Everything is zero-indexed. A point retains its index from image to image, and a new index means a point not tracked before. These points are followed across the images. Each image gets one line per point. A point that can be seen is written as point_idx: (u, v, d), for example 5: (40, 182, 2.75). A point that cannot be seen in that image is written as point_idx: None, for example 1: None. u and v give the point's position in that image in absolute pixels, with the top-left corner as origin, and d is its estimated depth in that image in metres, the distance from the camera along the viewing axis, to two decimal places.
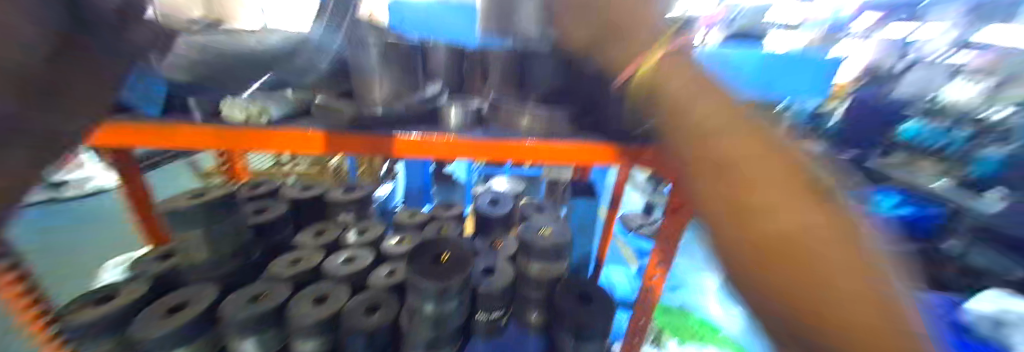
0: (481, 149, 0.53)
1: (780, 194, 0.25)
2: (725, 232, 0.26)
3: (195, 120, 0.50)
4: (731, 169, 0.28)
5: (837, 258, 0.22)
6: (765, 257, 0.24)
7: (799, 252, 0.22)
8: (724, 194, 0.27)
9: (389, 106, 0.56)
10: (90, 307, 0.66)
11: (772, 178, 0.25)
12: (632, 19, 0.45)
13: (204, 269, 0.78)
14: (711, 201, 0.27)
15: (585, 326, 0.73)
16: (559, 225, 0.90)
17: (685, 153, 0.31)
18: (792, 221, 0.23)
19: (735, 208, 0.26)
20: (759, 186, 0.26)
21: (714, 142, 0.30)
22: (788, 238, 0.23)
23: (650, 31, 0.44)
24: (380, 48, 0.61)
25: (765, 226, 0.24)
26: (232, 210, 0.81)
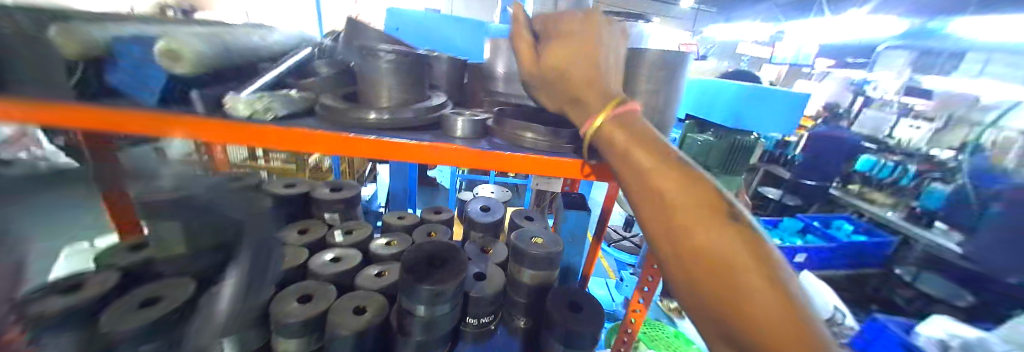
0: (489, 162, 0.55)
1: (694, 216, 0.35)
2: (674, 250, 0.36)
3: (197, 110, 0.48)
4: (673, 201, 0.37)
5: (729, 257, 0.33)
6: (701, 267, 0.34)
7: (720, 264, 0.33)
8: (671, 222, 0.37)
9: (397, 112, 0.55)
10: (63, 297, 0.65)
11: (703, 211, 0.35)
12: (589, 93, 0.45)
13: (184, 263, 0.75)
14: (663, 227, 0.37)
15: (574, 334, 0.75)
16: (551, 235, 0.93)
17: (640, 185, 0.39)
18: (718, 242, 0.33)
19: (681, 234, 0.36)
20: (694, 214, 0.36)
21: (658, 177, 0.38)
22: (715, 255, 0.33)
23: (603, 101, 0.44)
24: (394, 58, 0.54)
25: (702, 248, 0.34)
26: (215, 204, 0.76)
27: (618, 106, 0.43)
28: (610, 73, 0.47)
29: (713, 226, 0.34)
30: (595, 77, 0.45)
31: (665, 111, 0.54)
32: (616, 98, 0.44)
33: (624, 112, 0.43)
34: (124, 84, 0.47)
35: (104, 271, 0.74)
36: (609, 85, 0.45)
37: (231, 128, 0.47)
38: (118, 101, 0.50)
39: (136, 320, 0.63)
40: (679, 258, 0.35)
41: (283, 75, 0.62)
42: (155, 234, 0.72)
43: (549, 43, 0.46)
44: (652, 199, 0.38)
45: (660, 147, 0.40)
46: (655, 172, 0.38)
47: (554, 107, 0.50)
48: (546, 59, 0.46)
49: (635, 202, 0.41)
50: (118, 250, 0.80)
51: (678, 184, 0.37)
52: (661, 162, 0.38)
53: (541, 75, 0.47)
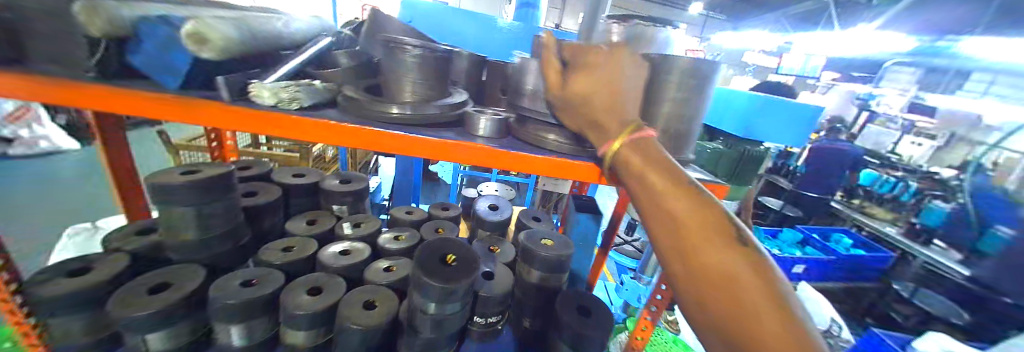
0: (513, 160, 0.53)
1: (704, 238, 0.35)
2: (685, 270, 0.36)
3: (223, 97, 0.47)
4: (684, 221, 0.36)
5: (735, 278, 0.33)
6: (712, 290, 0.34)
7: (730, 285, 0.33)
8: (683, 242, 0.36)
9: (419, 108, 0.55)
10: (72, 280, 0.64)
11: (713, 229, 0.35)
12: (610, 120, 0.44)
13: (195, 249, 0.75)
14: (675, 248, 0.37)
15: (582, 338, 0.75)
16: (561, 238, 0.94)
17: (651, 205, 0.39)
18: (727, 265, 0.33)
19: (691, 254, 0.35)
20: (704, 235, 0.35)
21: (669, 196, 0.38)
22: (726, 276, 0.33)
23: (619, 126, 0.44)
24: (419, 53, 0.53)
25: (712, 268, 0.34)
26: (227, 192, 0.75)
27: (635, 132, 0.43)
28: (637, 83, 0.46)
29: (721, 248, 0.34)
30: (616, 104, 0.44)
31: (693, 120, 0.52)
32: (632, 124, 0.44)
33: (639, 137, 0.43)
34: (148, 67, 0.46)
35: (114, 253, 0.73)
36: (628, 111, 0.45)
37: (247, 114, 0.46)
38: (140, 85, 0.49)
39: (147, 305, 0.63)
40: (693, 279, 0.35)
41: (305, 65, 0.61)
42: (166, 219, 0.72)
43: (573, 74, 0.45)
44: (662, 218, 0.38)
45: (672, 167, 0.40)
46: (666, 192, 0.38)
47: (575, 129, 0.49)
48: (571, 91, 0.45)
49: (645, 220, 0.40)
50: (127, 233, 0.80)
51: (689, 205, 0.36)
52: (672, 182, 0.38)
53: (566, 106, 0.46)
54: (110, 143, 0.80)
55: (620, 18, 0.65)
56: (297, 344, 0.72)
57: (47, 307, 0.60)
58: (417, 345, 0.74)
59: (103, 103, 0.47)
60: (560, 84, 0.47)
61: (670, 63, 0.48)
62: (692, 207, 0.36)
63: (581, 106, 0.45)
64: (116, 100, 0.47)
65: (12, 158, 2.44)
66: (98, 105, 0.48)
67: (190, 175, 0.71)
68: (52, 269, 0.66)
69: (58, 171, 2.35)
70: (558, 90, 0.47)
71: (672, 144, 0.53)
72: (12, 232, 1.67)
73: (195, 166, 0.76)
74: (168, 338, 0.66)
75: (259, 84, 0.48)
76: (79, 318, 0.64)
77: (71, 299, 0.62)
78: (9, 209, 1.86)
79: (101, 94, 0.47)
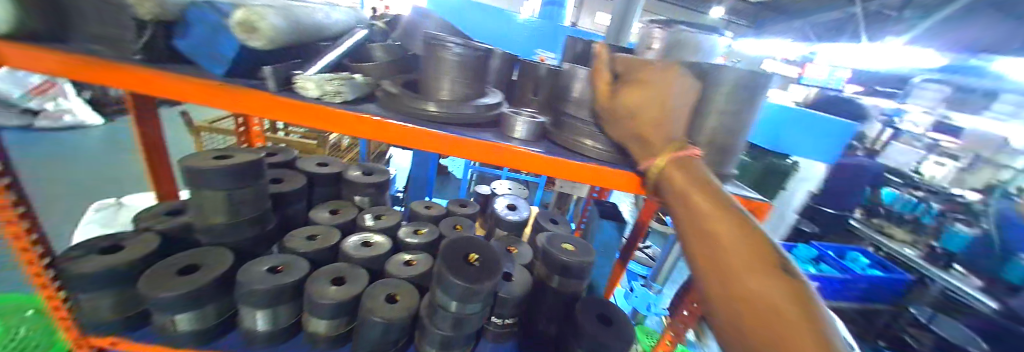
0: (545, 165, 0.52)
1: (748, 264, 0.33)
2: (721, 299, 0.34)
3: (270, 88, 0.47)
4: (725, 247, 0.35)
5: (775, 309, 0.30)
6: (750, 325, 0.31)
7: (769, 317, 0.30)
8: (718, 270, 0.35)
9: (458, 107, 0.54)
10: (104, 257, 0.65)
11: (748, 256, 0.34)
12: (655, 136, 0.44)
13: (223, 233, 0.77)
14: (713, 275, 0.35)
15: (602, 346, 0.74)
16: (581, 243, 0.93)
17: (690, 230, 0.39)
18: (765, 291, 0.32)
19: (729, 279, 0.34)
20: (745, 262, 0.34)
21: (709, 219, 0.37)
22: (765, 308, 0.31)
23: (663, 144, 0.44)
24: (460, 51, 0.52)
25: (750, 297, 0.32)
26: (256, 178, 0.76)
27: (681, 150, 0.43)
28: (687, 96, 0.45)
29: (763, 275, 0.32)
30: (663, 120, 0.44)
31: (739, 135, 0.50)
32: (679, 142, 0.43)
33: (685, 156, 0.42)
34: (192, 51, 0.45)
35: (144, 232, 0.75)
36: (674, 128, 0.44)
37: (288, 105, 0.46)
38: (180, 68, 0.49)
39: (177, 286, 0.64)
40: (729, 307, 0.33)
41: (341, 59, 0.61)
42: (196, 202, 0.73)
43: (625, 87, 0.47)
44: (702, 238, 0.37)
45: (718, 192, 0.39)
46: (709, 213, 0.37)
47: (619, 141, 0.49)
48: (620, 103, 0.46)
49: (686, 244, 0.40)
50: (157, 213, 0.81)
51: (733, 228, 0.36)
52: (718, 204, 0.38)
53: (613, 117, 0.48)
54: (143, 122, 0.82)
55: (663, 23, 0.62)
56: (319, 332, 0.73)
57: (81, 283, 0.61)
58: (435, 342, 0.74)
59: (127, 81, 0.45)
60: (611, 95, 0.48)
61: (721, 74, 0.46)
62: (737, 233, 0.35)
63: (628, 120, 0.46)
64: (143, 79, 0.45)
65: (39, 130, 2.51)
66: (122, 84, 0.46)
67: (222, 160, 0.72)
68: (86, 245, 0.67)
69: (82, 145, 2.42)
70: (609, 100, 0.48)
71: (715, 157, 0.51)
72: (41, 203, 1.73)
73: (227, 151, 0.77)
74: (196, 319, 0.67)
75: (305, 76, 0.48)
76: (109, 296, 0.64)
77: (106, 277, 0.63)
78: (35, 180, 1.91)
79: (141, 75, 0.45)
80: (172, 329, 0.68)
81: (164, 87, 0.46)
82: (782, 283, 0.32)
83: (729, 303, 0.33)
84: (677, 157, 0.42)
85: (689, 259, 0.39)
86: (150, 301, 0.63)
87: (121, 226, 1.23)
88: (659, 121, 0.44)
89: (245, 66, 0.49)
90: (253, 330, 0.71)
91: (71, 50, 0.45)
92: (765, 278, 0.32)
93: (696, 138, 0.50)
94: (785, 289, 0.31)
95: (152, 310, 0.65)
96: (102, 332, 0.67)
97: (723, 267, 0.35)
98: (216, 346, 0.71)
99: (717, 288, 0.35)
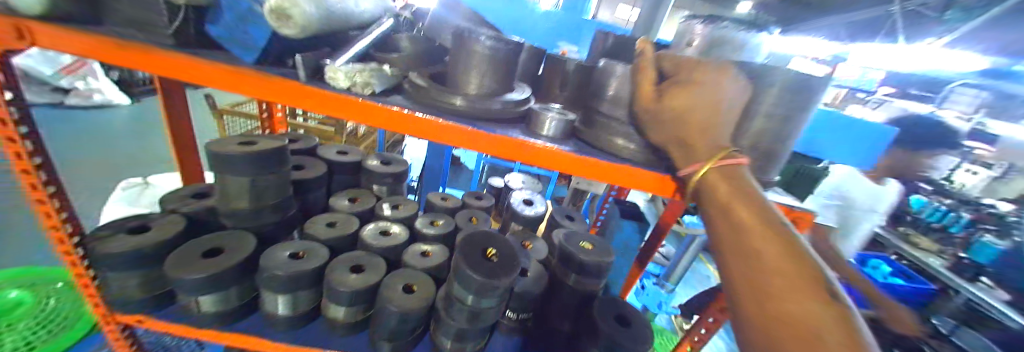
0: (578, 164, 0.51)
1: (789, 280, 0.32)
2: (753, 311, 0.33)
3: (300, 78, 0.46)
4: (768, 261, 0.34)
5: (813, 327, 0.28)
6: (783, 341, 0.29)
7: (806, 333, 0.28)
8: (756, 283, 0.34)
9: (488, 102, 0.53)
10: (131, 237, 0.66)
11: (790, 273, 0.32)
12: (702, 142, 0.43)
13: (246, 217, 0.78)
14: (749, 287, 0.34)
15: (618, 347, 0.73)
16: (600, 242, 0.92)
17: (730, 240, 0.37)
18: (803, 307, 0.30)
19: (767, 294, 0.32)
20: (788, 277, 0.32)
21: (752, 232, 0.36)
22: (802, 325, 0.29)
23: (710, 153, 0.42)
24: (491, 44, 0.51)
25: (785, 312, 0.30)
26: (279, 165, 0.77)
27: (727, 157, 0.41)
28: (729, 99, 0.44)
29: (804, 292, 0.30)
30: (713, 126, 0.43)
31: (786, 139, 0.52)
32: (723, 150, 0.42)
33: (731, 166, 0.41)
34: (222, 39, 0.45)
35: (171, 214, 0.76)
36: (722, 134, 0.43)
37: (321, 95, 0.46)
38: (209, 54, 0.48)
39: (201, 269, 0.65)
40: (762, 321, 0.31)
41: (368, 50, 0.60)
42: (221, 186, 0.74)
43: (670, 90, 0.44)
44: (739, 253, 0.36)
45: (765, 207, 0.38)
46: (749, 228, 0.36)
47: (658, 143, 0.48)
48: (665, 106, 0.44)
49: (723, 255, 0.39)
50: (183, 195, 0.83)
51: (775, 243, 0.34)
52: (762, 220, 0.36)
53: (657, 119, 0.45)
54: (170, 106, 0.83)
55: (705, 20, 0.59)
56: (338, 319, 0.74)
57: (110, 262, 0.63)
58: (449, 334, 0.74)
59: (160, 67, 0.45)
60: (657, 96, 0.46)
61: (774, 75, 0.48)
62: (782, 249, 0.34)
63: (671, 124, 0.44)
64: (176, 65, 0.45)
65: (70, 108, 2.60)
66: (155, 69, 0.45)
67: (246, 147, 0.72)
68: (115, 225, 0.69)
69: (110, 124, 2.50)
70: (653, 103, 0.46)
71: (761, 162, 0.54)
72: (73, 179, 1.80)
73: (251, 138, 0.78)
74: (219, 301, 0.69)
75: (334, 66, 0.47)
76: (135, 276, 0.66)
77: (134, 257, 0.64)
78: (67, 156, 1.99)
79: (178, 63, 0.45)
80: (196, 309, 0.69)
81: (198, 73, 0.45)
82: (827, 304, 0.29)
83: (762, 317, 0.32)
84: (722, 165, 0.40)
85: (723, 274, 0.38)
86: (175, 282, 0.64)
87: (147, 205, 1.27)
88: (704, 126, 0.43)
89: (273, 54, 0.49)
90: (274, 313, 0.72)
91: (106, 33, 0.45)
92: (806, 295, 0.30)
93: (741, 141, 0.53)
94: (828, 310, 0.29)
95: (177, 290, 0.66)
96: (129, 310, 0.69)
97: (760, 284, 0.33)
98: (238, 328, 0.72)
99: (751, 301, 0.33)
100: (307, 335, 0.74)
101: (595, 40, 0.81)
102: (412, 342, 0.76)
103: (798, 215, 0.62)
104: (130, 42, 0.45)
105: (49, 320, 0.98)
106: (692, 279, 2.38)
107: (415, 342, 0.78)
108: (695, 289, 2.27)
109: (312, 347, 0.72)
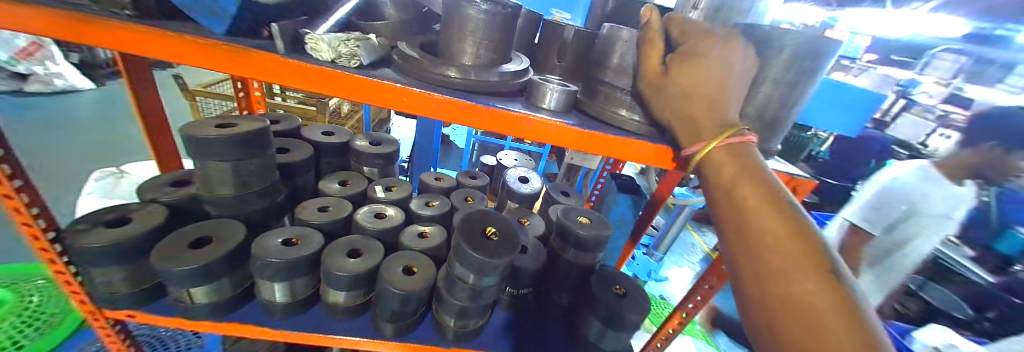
0: (582, 139, 0.48)
1: (794, 263, 0.33)
2: (760, 294, 0.34)
3: (278, 50, 0.42)
4: (773, 244, 0.34)
5: (818, 312, 0.30)
6: (788, 324, 0.32)
7: (809, 318, 0.30)
8: (762, 266, 0.34)
9: (483, 74, 0.50)
10: (110, 230, 0.62)
11: (797, 255, 0.33)
12: (705, 117, 0.40)
13: (232, 204, 0.74)
14: (756, 271, 0.35)
15: (618, 316, 0.75)
16: (597, 217, 0.91)
17: (735, 222, 0.37)
18: (809, 292, 0.31)
19: (773, 278, 0.33)
20: (793, 262, 0.33)
21: (758, 213, 0.36)
22: (807, 309, 0.31)
23: (717, 130, 0.40)
24: (487, 10, 0.48)
25: (791, 297, 0.32)
26: (262, 148, 0.72)
27: (733, 135, 0.39)
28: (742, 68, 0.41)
29: (809, 276, 0.32)
30: (720, 96, 0.40)
31: (790, 107, 0.51)
32: (733, 126, 0.40)
33: (739, 142, 0.39)
34: (185, 7, 0.40)
35: (151, 204, 0.72)
36: (730, 104, 0.41)
37: (304, 71, 0.42)
38: (173, 25, 0.43)
39: (189, 260, 0.62)
40: (767, 302, 0.33)
41: (351, 19, 0.55)
42: (202, 173, 0.70)
43: (678, 61, 0.41)
44: (741, 235, 0.37)
45: (770, 183, 0.37)
46: (755, 210, 0.36)
47: (662, 120, 0.45)
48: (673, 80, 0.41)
49: (726, 233, 0.39)
50: (162, 182, 0.78)
51: (781, 225, 0.34)
52: (769, 201, 0.36)
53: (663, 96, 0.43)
54: (137, 88, 0.77)
55: None
56: (339, 303, 0.73)
57: (90, 256, 0.59)
58: (451, 312, 0.73)
59: (117, 42, 0.40)
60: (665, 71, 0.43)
61: (782, 40, 0.46)
62: (787, 230, 0.34)
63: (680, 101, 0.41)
64: (135, 39, 0.40)
65: (29, 95, 2.43)
66: (112, 45, 0.41)
67: (225, 130, 0.67)
68: (90, 217, 0.64)
69: (75, 110, 2.35)
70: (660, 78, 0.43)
71: (762, 131, 0.52)
72: (42, 171, 1.70)
73: (228, 120, 0.72)
74: (213, 291, 0.67)
75: (315, 36, 0.42)
76: (119, 270, 0.63)
77: (116, 251, 0.60)
78: (32, 147, 1.87)
79: (136, 36, 0.40)
80: (189, 301, 0.67)
81: (162, 49, 0.41)
82: (830, 286, 0.31)
83: (766, 299, 0.34)
84: (728, 142, 0.38)
85: (727, 255, 0.39)
86: (163, 273, 0.62)
87: (127, 196, 1.22)
88: (714, 100, 0.40)
89: (247, 24, 0.44)
90: (271, 301, 0.71)
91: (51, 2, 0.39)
92: (810, 280, 0.31)
93: (747, 109, 0.51)
94: (831, 292, 0.31)
95: (166, 283, 0.63)
96: (114, 306, 0.66)
97: (764, 267, 0.34)
98: (235, 317, 0.70)
99: (755, 282, 0.35)
100: (307, 321, 0.73)
101: (593, 6, 0.77)
102: (414, 323, 0.76)
103: (795, 184, 0.59)
104: (76, 13, 0.39)
105: (35, 318, 0.95)
106: (680, 249, 2.45)
107: (417, 322, 0.77)
108: (683, 257, 2.34)
109: (313, 331, 0.71)
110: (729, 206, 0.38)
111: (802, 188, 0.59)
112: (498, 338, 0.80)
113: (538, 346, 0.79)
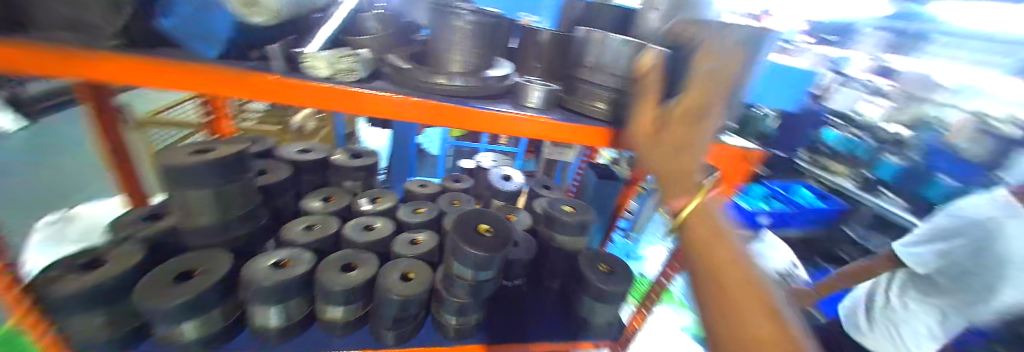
0: (566, 132, 0.53)
1: (752, 303, 0.36)
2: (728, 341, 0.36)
3: (274, 70, 0.43)
4: (736, 294, 0.37)
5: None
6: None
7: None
8: (731, 317, 0.37)
9: (470, 78, 0.53)
10: (86, 275, 0.59)
11: (759, 298, 0.36)
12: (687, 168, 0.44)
13: (215, 232, 0.72)
14: (727, 322, 0.37)
15: (607, 294, 0.80)
16: (580, 204, 0.97)
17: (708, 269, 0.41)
18: (773, 338, 0.33)
19: (742, 322, 0.36)
20: (754, 304, 0.36)
21: (726, 259, 0.40)
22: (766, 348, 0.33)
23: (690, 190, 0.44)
24: (472, 19, 0.51)
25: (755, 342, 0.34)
26: (241, 171, 0.71)
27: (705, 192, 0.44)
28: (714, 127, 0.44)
29: (769, 318, 0.35)
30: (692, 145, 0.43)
31: None
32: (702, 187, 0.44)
33: (709, 202, 0.44)
34: (176, 33, 0.40)
35: (125, 243, 0.68)
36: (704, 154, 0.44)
37: (302, 89, 0.43)
38: (166, 52, 0.43)
39: (176, 294, 0.60)
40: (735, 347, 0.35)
41: (335, 36, 0.57)
42: (179, 203, 0.67)
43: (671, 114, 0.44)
44: (713, 283, 0.40)
45: (732, 234, 0.42)
46: (722, 259, 0.40)
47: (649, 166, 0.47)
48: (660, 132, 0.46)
49: (697, 280, 0.42)
50: (135, 219, 0.74)
51: (729, 256, 0.40)
52: (733, 251, 0.40)
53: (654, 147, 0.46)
54: None
55: None
56: (335, 319, 0.72)
57: (66, 303, 0.56)
58: (451, 310, 0.75)
59: (105, 72, 0.40)
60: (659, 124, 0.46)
61: None
62: (748, 280, 0.38)
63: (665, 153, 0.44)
64: (126, 68, 0.40)
65: None
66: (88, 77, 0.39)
67: (202, 156, 0.66)
68: (62, 264, 0.61)
69: None
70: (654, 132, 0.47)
71: None
72: None
73: (204, 145, 0.70)
74: (202, 326, 0.64)
75: (310, 53, 0.44)
76: (99, 316, 0.59)
77: (93, 295, 0.57)
78: None
79: (136, 65, 0.40)
80: (175, 339, 0.63)
81: (159, 78, 0.41)
82: (785, 329, 0.34)
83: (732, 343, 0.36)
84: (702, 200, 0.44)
85: (701, 303, 0.41)
86: (148, 311, 0.59)
87: (86, 238, 1.13)
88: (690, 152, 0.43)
89: (234, 47, 0.44)
90: (265, 326, 0.69)
91: (28, 35, 0.38)
92: (770, 322, 0.34)
93: None
94: (782, 333, 0.34)
95: (153, 321, 0.61)
96: None
97: (734, 311, 0.37)
98: (230, 347, 0.68)
99: (722, 328, 0.37)
100: (306, 341, 0.72)
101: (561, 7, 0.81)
102: (416, 328, 0.77)
103: (748, 156, 0.62)
104: (64, 45, 0.38)
105: None
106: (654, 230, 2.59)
107: (418, 327, 0.78)
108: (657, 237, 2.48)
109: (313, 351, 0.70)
110: (701, 255, 0.42)
111: (750, 160, 0.61)
112: (498, 329, 0.82)
113: (536, 333, 0.83)
